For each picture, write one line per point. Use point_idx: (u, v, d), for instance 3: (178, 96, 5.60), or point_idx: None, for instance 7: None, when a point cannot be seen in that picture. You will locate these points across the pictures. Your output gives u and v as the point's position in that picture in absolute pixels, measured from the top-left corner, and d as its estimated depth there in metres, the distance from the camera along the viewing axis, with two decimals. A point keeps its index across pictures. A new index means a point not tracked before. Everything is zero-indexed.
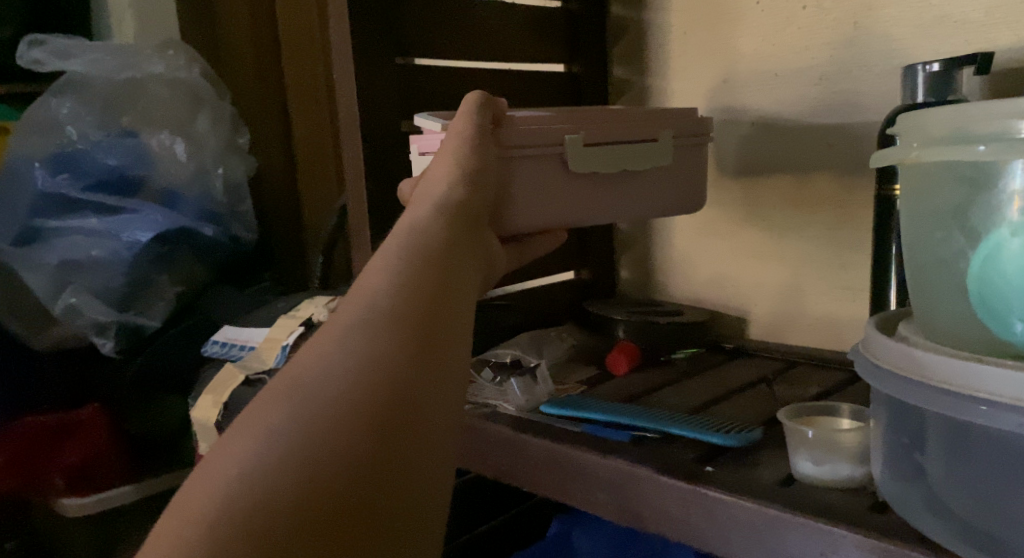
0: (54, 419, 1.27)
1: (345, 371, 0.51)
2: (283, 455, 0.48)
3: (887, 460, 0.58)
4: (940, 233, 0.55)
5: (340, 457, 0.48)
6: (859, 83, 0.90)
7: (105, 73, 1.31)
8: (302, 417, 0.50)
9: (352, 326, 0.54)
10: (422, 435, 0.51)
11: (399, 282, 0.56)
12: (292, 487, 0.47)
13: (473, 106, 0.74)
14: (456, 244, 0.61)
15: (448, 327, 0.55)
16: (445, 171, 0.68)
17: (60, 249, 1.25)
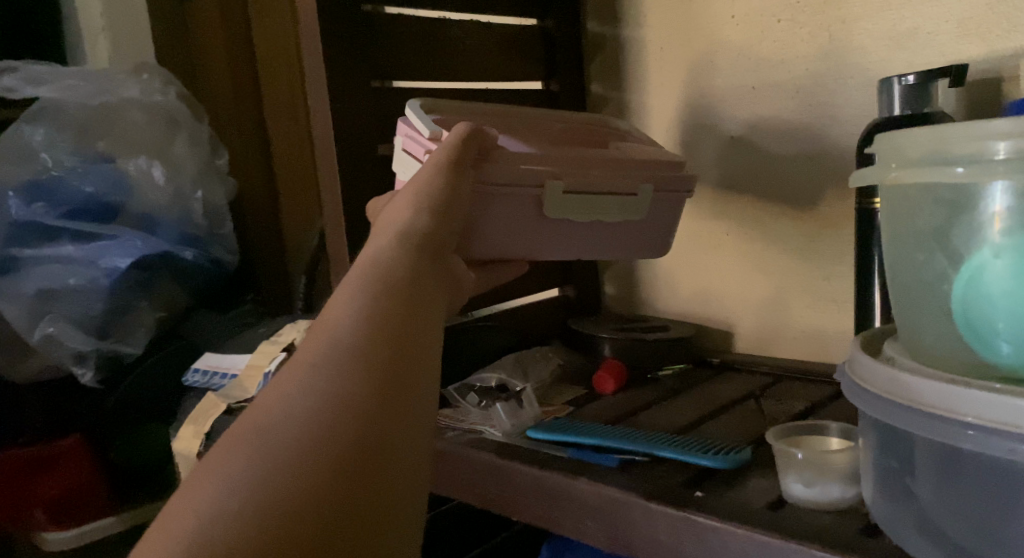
0: (32, 452, 1.21)
1: (306, 410, 0.51)
2: (244, 500, 0.48)
3: (877, 482, 0.57)
4: (922, 255, 0.54)
5: (302, 498, 0.48)
6: (835, 96, 0.89)
7: (79, 99, 1.29)
8: (263, 461, 0.49)
9: (315, 363, 0.53)
10: (387, 467, 0.50)
11: (363, 317, 0.55)
12: (254, 527, 0.47)
13: (461, 138, 0.68)
14: (420, 272, 0.60)
15: (414, 359, 0.54)
16: (411, 200, 0.64)
17: (37, 279, 1.22)
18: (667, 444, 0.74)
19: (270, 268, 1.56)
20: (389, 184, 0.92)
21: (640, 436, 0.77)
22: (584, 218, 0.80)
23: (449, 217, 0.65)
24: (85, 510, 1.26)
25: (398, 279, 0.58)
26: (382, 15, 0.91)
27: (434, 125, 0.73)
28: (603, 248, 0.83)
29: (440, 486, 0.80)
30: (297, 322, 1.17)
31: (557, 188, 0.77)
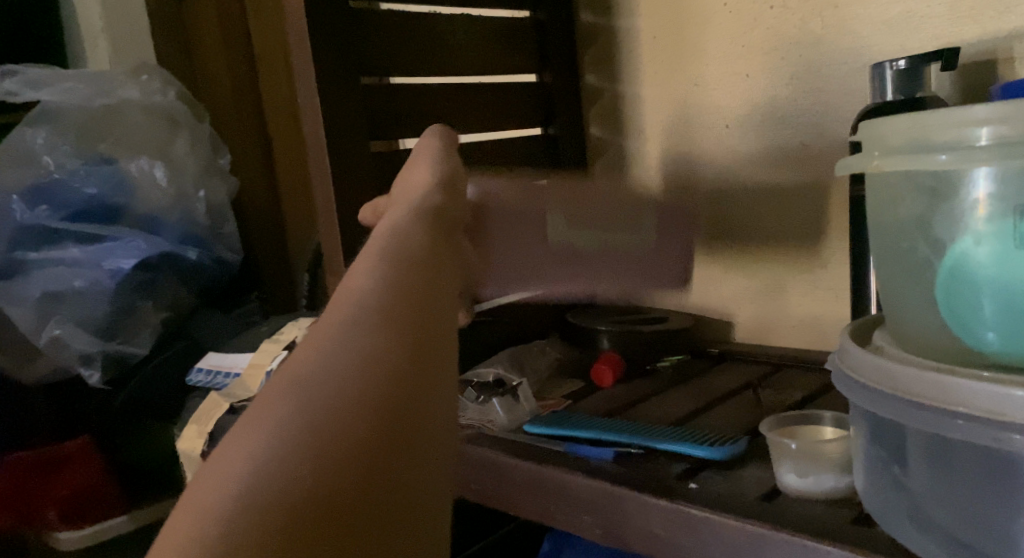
0: (38, 454, 1.23)
1: (345, 368, 0.47)
2: (286, 459, 0.44)
3: (867, 472, 0.57)
4: (905, 243, 0.54)
5: (347, 455, 0.44)
6: (828, 81, 0.89)
7: (79, 101, 1.29)
8: (296, 424, 0.45)
9: (347, 324, 0.49)
10: (425, 429, 0.48)
11: (390, 281, 0.52)
12: (299, 488, 0.43)
13: (437, 133, 0.72)
14: (441, 242, 0.57)
15: (442, 324, 0.52)
16: (421, 181, 0.65)
17: (42, 282, 1.22)
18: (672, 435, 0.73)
19: (273, 266, 1.56)
20: (383, 181, 0.91)
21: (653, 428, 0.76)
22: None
23: (455, 196, 0.65)
24: (97, 507, 1.26)
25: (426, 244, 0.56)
26: (370, 11, 0.91)
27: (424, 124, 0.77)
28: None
29: None
30: (298, 320, 1.18)
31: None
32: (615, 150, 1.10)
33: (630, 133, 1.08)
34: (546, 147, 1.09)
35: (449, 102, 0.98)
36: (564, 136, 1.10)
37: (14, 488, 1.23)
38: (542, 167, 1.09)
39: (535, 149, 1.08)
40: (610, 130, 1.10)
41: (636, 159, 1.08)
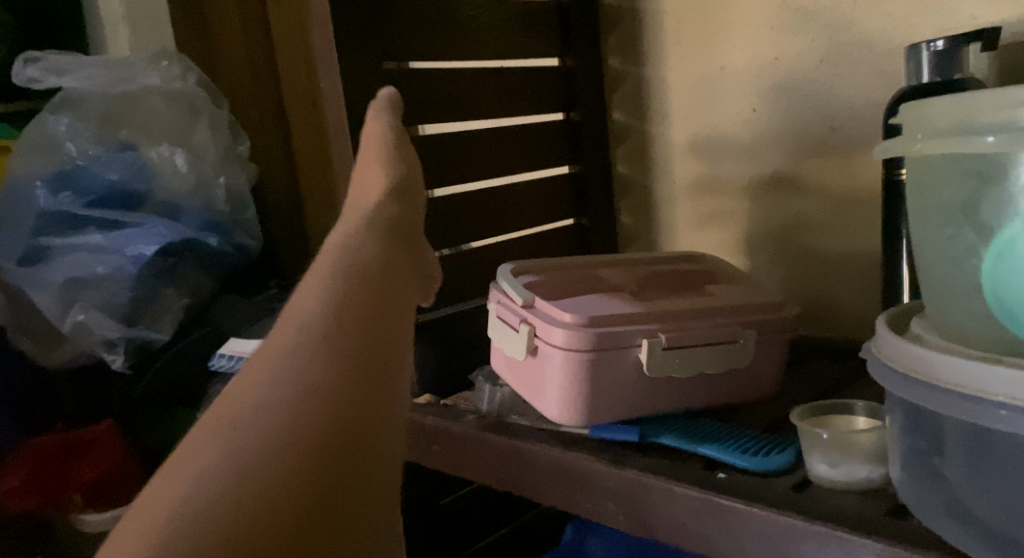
0: (68, 436, 1.25)
1: (289, 389, 0.55)
2: (239, 468, 0.52)
3: (903, 464, 0.56)
4: (949, 229, 0.52)
5: (295, 462, 0.52)
6: (859, 65, 0.87)
7: (103, 88, 1.28)
8: (233, 459, 0.52)
9: (292, 349, 0.58)
10: (366, 439, 0.56)
11: (334, 305, 0.61)
12: (252, 492, 0.51)
13: (385, 105, 0.82)
14: (389, 262, 0.67)
15: (381, 347, 0.60)
16: (376, 184, 0.76)
17: (65, 268, 1.22)
18: (719, 441, 0.69)
19: (293, 252, 1.56)
20: None
21: (695, 428, 0.72)
22: (682, 374, 0.73)
23: (409, 199, 0.76)
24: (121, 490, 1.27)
25: (357, 281, 0.63)
26: None
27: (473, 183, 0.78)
28: (720, 308, 0.75)
29: (467, 470, 0.79)
30: None
31: (655, 344, 0.71)
32: (638, 136, 1.08)
33: (654, 119, 1.06)
34: (567, 134, 1.07)
35: (472, 85, 0.97)
36: (586, 122, 1.08)
37: (37, 471, 1.24)
38: (564, 154, 1.07)
39: (557, 135, 1.06)
40: (633, 115, 1.08)
41: (660, 144, 1.06)
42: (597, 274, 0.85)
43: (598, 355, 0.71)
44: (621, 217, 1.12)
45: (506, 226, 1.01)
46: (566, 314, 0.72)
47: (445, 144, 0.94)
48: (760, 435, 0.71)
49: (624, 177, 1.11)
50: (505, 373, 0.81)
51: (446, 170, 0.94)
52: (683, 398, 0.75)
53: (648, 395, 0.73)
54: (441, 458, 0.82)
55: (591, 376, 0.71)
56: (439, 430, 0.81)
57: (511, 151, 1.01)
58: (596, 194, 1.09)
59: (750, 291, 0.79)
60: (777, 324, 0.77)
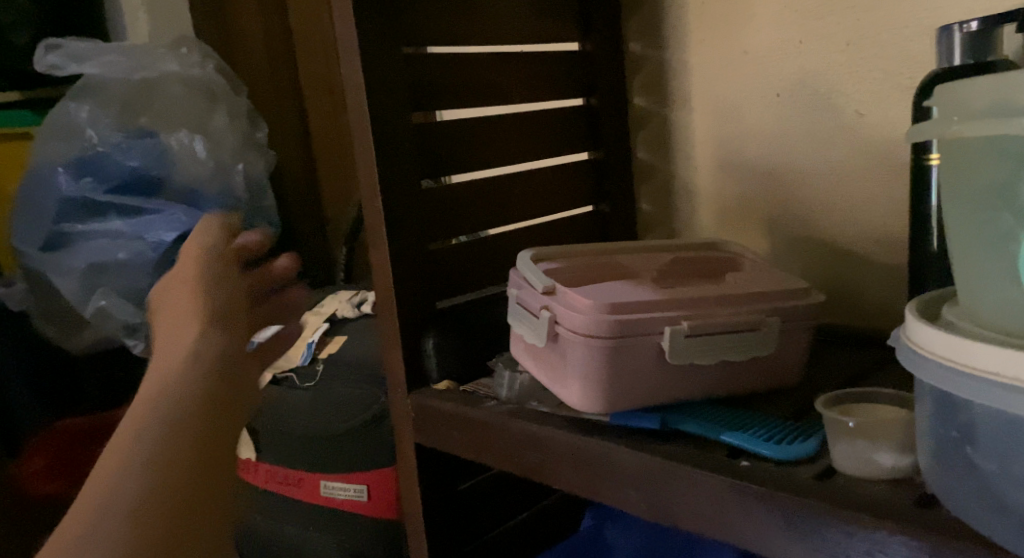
0: (87, 422, 1.32)
1: (154, 432, 0.57)
2: (112, 519, 0.53)
3: (934, 453, 0.55)
4: (986, 213, 0.51)
5: (166, 504, 0.54)
6: (888, 48, 0.86)
7: (120, 74, 1.28)
8: (108, 507, 0.53)
9: (154, 395, 0.59)
10: (227, 476, 0.59)
11: (193, 350, 0.63)
12: (126, 538, 0.52)
13: (206, 238, 0.73)
14: (240, 317, 0.68)
15: (236, 389, 0.63)
16: (184, 299, 0.67)
17: (87, 254, 1.24)
18: (739, 429, 0.68)
19: (311, 238, 1.56)
20: (424, 153, 0.89)
21: (716, 415, 0.72)
22: (706, 362, 0.72)
23: (241, 308, 0.69)
24: None
25: (223, 357, 0.63)
26: None
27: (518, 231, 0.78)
28: (744, 296, 0.74)
29: (487, 456, 0.79)
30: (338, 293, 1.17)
31: (678, 332, 0.70)
32: (660, 121, 1.07)
33: (676, 104, 1.05)
34: (588, 120, 1.06)
35: (493, 70, 0.96)
36: (607, 107, 1.07)
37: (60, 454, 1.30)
38: (585, 140, 1.06)
39: (577, 121, 1.05)
40: (655, 100, 1.07)
41: (682, 130, 1.05)
42: (618, 260, 0.84)
43: (620, 342, 0.70)
44: (640, 204, 1.11)
45: (526, 212, 1.00)
46: (587, 302, 0.71)
47: (466, 129, 0.93)
48: (782, 423, 0.70)
49: (644, 163, 1.10)
50: (524, 360, 0.80)
51: (467, 156, 0.94)
52: (706, 386, 0.74)
53: (671, 382, 0.72)
54: (462, 444, 0.82)
55: (613, 363, 0.70)
56: (460, 416, 0.81)
57: (531, 136, 1.00)
58: (617, 181, 1.08)
59: (774, 278, 0.78)
60: (802, 310, 0.76)
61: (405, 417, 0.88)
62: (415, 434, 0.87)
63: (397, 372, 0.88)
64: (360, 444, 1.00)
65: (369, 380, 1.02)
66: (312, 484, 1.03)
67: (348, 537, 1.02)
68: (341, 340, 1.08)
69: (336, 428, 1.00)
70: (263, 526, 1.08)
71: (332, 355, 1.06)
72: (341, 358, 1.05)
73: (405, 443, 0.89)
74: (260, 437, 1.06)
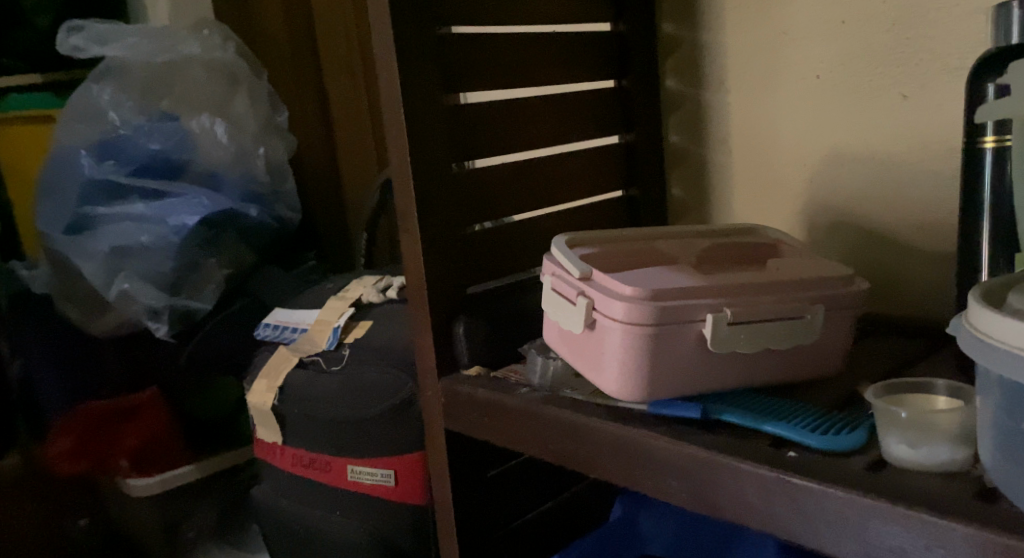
0: (113, 403, 1.26)
1: None
2: None
3: (999, 445, 0.53)
4: None
5: None
6: (936, 28, 0.84)
7: (143, 56, 1.27)
8: None
9: None
10: None
11: None
12: None
13: None
14: None
15: None
16: None
17: (110, 237, 1.21)
18: (781, 419, 0.66)
19: (333, 223, 1.54)
20: (457, 135, 0.87)
21: (757, 404, 0.70)
22: (749, 350, 0.70)
23: None
24: (167, 456, 1.26)
25: None
26: None
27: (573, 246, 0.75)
28: (789, 282, 0.71)
29: (521, 444, 0.78)
30: (363, 278, 1.16)
31: (720, 319, 0.69)
32: (694, 104, 1.05)
33: (711, 86, 1.02)
34: (621, 102, 1.04)
35: (527, 50, 0.94)
36: (639, 89, 1.05)
37: (85, 434, 1.26)
38: (617, 122, 1.04)
39: (609, 103, 1.03)
40: (690, 83, 1.04)
41: (717, 113, 1.02)
42: (655, 246, 0.82)
43: (661, 329, 0.68)
44: (673, 189, 1.09)
45: (558, 196, 0.98)
46: (626, 288, 0.69)
47: (499, 110, 0.92)
48: (826, 413, 0.68)
49: (677, 147, 1.08)
50: (559, 347, 0.78)
51: (499, 138, 0.92)
52: (748, 375, 0.72)
53: (713, 370, 0.71)
54: (494, 431, 0.80)
55: (653, 350, 0.69)
56: (492, 402, 0.80)
57: (564, 118, 0.98)
58: (649, 165, 1.06)
59: (817, 264, 0.75)
60: (847, 297, 0.73)
61: (436, 402, 0.86)
62: (445, 419, 0.86)
63: (427, 356, 0.86)
64: (389, 429, 0.99)
65: (396, 365, 1.01)
66: (339, 469, 1.02)
67: (375, 523, 1.01)
68: (366, 325, 1.06)
69: (364, 413, 0.99)
70: (288, 511, 1.07)
71: (358, 340, 1.04)
72: (368, 343, 1.03)
73: (435, 428, 0.87)
74: (286, 421, 1.05)
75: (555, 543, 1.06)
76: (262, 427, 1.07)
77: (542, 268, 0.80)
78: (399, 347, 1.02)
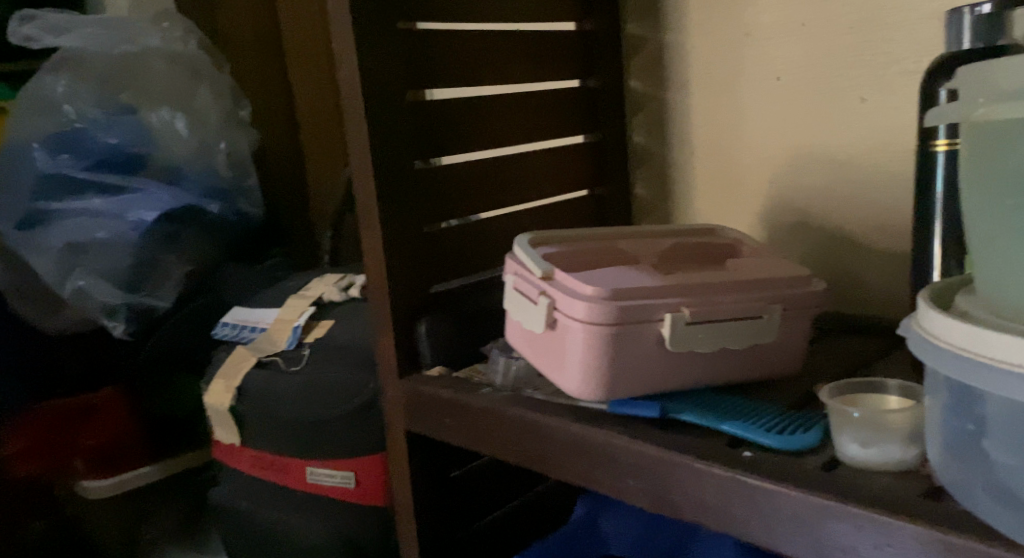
0: (66, 402, 1.23)
1: None
2: None
3: (948, 445, 0.54)
4: (1012, 200, 0.50)
5: None
6: (894, 31, 0.85)
7: (104, 49, 1.24)
8: None
9: None
10: None
11: None
12: None
13: None
14: None
15: None
16: None
17: (65, 232, 1.19)
18: (739, 419, 0.67)
19: (297, 220, 1.53)
20: (419, 133, 0.87)
21: (716, 404, 0.70)
22: (707, 349, 0.71)
23: None
24: (124, 456, 1.25)
25: None
26: None
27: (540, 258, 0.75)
28: (748, 282, 0.72)
29: (483, 443, 0.78)
30: (325, 276, 1.15)
31: (678, 319, 0.69)
32: (657, 104, 1.05)
33: (674, 86, 1.03)
34: (586, 101, 1.04)
35: (491, 48, 0.94)
36: (603, 88, 1.05)
37: (41, 433, 1.23)
38: (581, 122, 1.04)
39: (574, 102, 1.03)
40: (654, 82, 1.05)
41: (680, 113, 1.03)
42: (618, 245, 0.83)
43: (620, 328, 0.69)
44: (637, 188, 1.10)
45: (523, 195, 0.98)
46: (586, 287, 0.69)
47: (463, 108, 0.91)
48: (783, 412, 0.69)
49: (641, 147, 1.08)
50: (521, 346, 0.78)
51: (463, 136, 0.91)
52: (706, 374, 0.73)
53: (673, 369, 0.71)
54: (456, 431, 0.80)
55: (613, 350, 0.69)
56: (453, 402, 0.80)
57: (528, 117, 0.98)
58: (613, 164, 1.07)
59: (776, 264, 0.76)
60: (804, 298, 0.74)
61: (397, 402, 0.86)
62: (406, 418, 0.85)
63: (388, 356, 0.86)
64: (349, 430, 0.99)
65: (358, 364, 1.00)
66: (298, 470, 1.02)
67: (335, 524, 1.01)
68: (327, 325, 1.05)
69: (325, 413, 0.98)
70: (247, 511, 1.06)
71: (320, 339, 1.03)
72: (330, 342, 1.03)
73: (396, 428, 0.87)
74: (245, 421, 1.04)
75: (517, 544, 1.06)
76: (220, 426, 1.06)
77: (505, 268, 0.80)
78: (361, 346, 1.01)
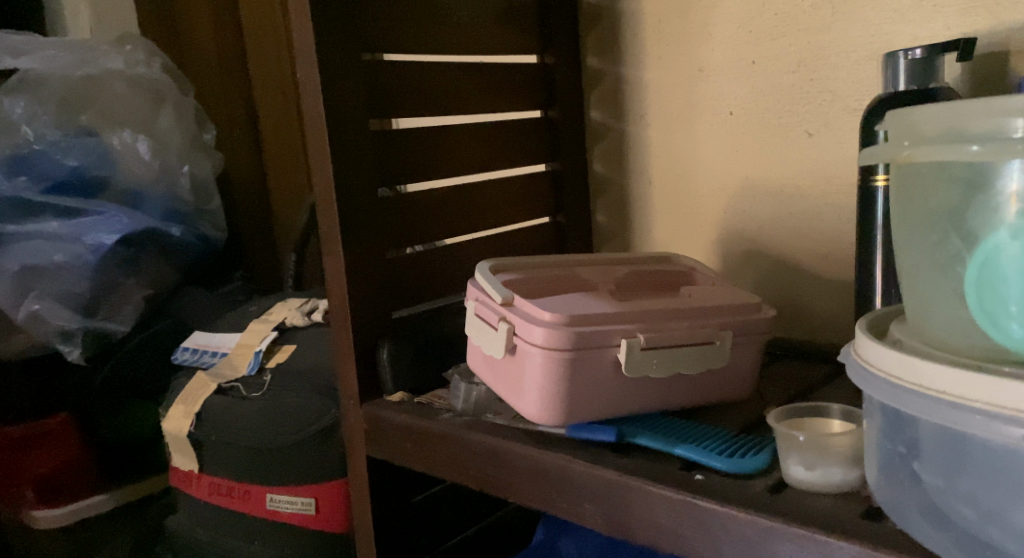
0: (17, 431, 1.18)
1: None
2: None
3: (883, 468, 0.57)
4: (935, 236, 0.53)
5: None
6: (837, 70, 0.88)
7: (59, 70, 1.22)
8: None
9: None
10: None
11: None
12: None
13: None
14: None
15: None
16: None
17: (20, 255, 1.17)
18: (691, 442, 0.69)
19: (260, 245, 1.53)
20: (382, 161, 0.89)
21: (672, 429, 0.72)
22: (661, 374, 0.73)
23: None
24: (76, 485, 1.23)
25: None
26: None
27: (502, 288, 0.76)
28: (700, 310, 0.75)
29: (442, 468, 0.79)
30: (288, 300, 1.15)
31: (634, 344, 0.71)
32: (615, 136, 1.08)
33: (630, 118, 1.06)
34: (546, 131, 1.07)
35: (453, 80, 0.96)
36: (563, 119, 1.08)
37: None
38: (543, 153, 1.07)
39: (536, 132, 1.06)
40: (611, 114, 1.08)
41: (635, 144, 1.06)
42: (577, 273, 0.85)
43: (578, 355, 0.70)
44: (597, 216, 1.12)
45: (484, 223, 1.00)
46: (546, 314, 0.71)
47: (425, 138, 0.93)
48: (733, 436, 0.71)
49: (601, 176, 1.11)
50: (482, 371, 0.80)
51: (425, 165, 0.93)
52: (660, 398, 0.75)
53: (630, 394, 0.73)
54: (416, 456, 0.81)
55: (569, 375, 0.71)
56: (414, 428, 0.81)
57: (491, 147, 1.00)
58: (573, 193, 1.09)
59: (727, 292, 0.79)
60: (754, 324, 0.77)
61: (360, 427, 0.87)
62: (367, 444, 0.87)
63: (351, 383, 0.87)
64: (311, 455, 0.99)
65: (320, 390, 1.01)
66: (259, 497, 1.02)
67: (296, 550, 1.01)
68: (290, 349, 1.06)
69: (285, 439, 0.99)
70: (207, 540, 1.06)
71: (281, 364, 1.04)
72: (292, 367, 1.04)
73: (357, 454, 0.88)
74: (203, 448, 1.04)
75: None
76: (180, 453, 1.06)
77: (466, 295, 0.82)
78: (322, 371, 1.02)
